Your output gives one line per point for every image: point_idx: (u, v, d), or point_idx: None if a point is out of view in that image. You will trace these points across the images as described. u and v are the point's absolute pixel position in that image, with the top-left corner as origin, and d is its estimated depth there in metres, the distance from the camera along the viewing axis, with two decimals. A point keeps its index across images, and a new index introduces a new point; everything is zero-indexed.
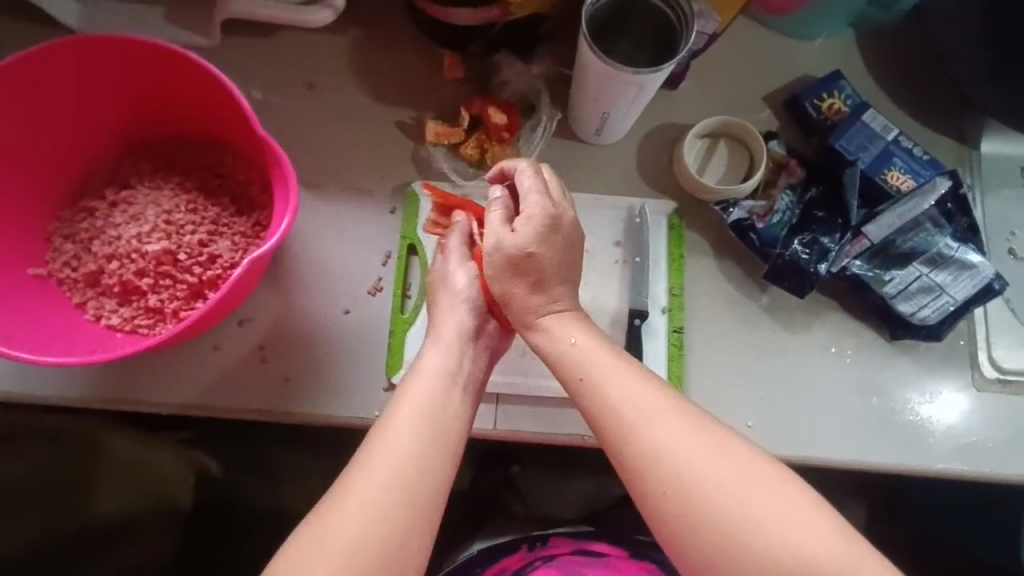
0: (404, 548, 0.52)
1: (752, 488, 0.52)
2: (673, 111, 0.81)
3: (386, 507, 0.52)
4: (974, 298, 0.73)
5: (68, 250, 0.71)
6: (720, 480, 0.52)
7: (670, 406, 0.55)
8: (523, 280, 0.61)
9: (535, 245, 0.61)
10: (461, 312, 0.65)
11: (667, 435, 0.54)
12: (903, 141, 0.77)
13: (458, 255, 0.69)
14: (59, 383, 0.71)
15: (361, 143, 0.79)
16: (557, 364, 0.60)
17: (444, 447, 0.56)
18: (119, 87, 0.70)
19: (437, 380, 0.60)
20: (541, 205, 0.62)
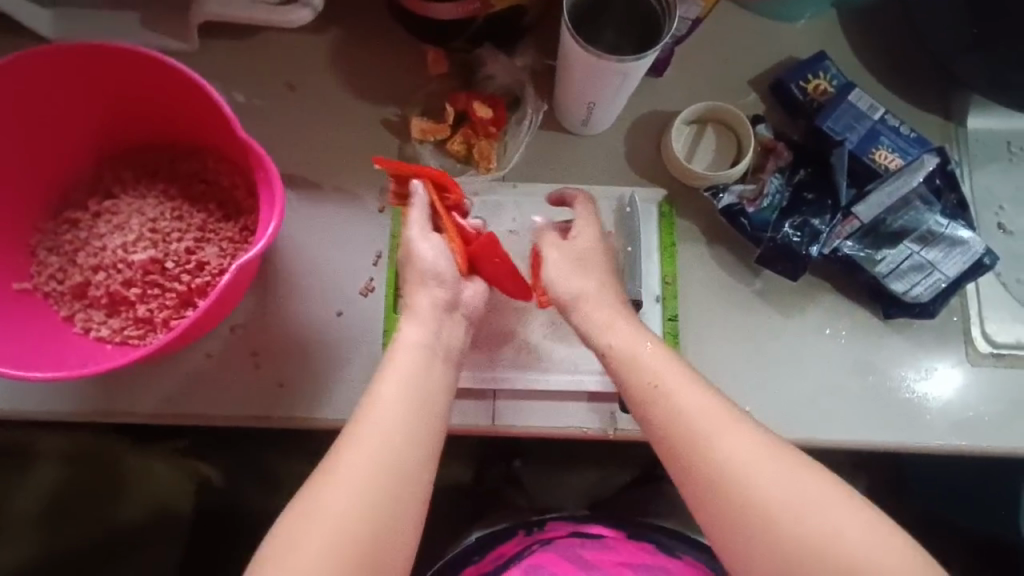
0: (395, 518, 0.51)
1: (824, 506, 0.50)
2: (659, 99, 0.81)
3: (372, 486, 0.51)
4: (965, 274, 0.73)
5: (52, 263, 0.69)
6: (788, 495, 0.51)
7: (733, 420, 0.55)
8: (581, 273, 0.66)
9: (590, 243, 0.68)
10: (432, 279, 0.63)
11: (739, 450, 0.53)
12: (889, 120, 0.77)
13: (420, 226, 0.65)
14: (51, 399, 0.70)
15: (346, 142, 0.79)
16: (623, 368, 0.60)
17: (429, 421, 0.56)
18: (96, 95, 0.69)
19: (421, 354, 0.59)
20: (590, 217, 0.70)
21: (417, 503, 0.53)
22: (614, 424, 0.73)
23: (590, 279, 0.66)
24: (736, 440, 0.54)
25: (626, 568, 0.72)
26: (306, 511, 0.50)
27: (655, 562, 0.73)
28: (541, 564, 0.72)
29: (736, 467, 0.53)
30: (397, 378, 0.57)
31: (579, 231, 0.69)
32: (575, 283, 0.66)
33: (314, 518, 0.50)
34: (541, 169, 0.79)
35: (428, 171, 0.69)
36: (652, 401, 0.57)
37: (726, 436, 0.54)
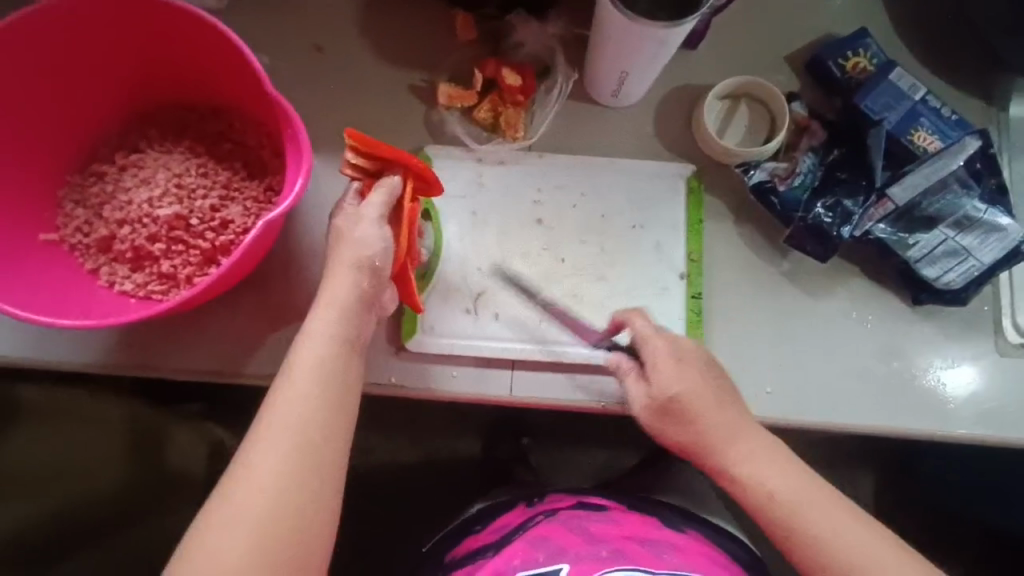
0: (310, 518, 0.52)
1: (821, 511, 0.59)
2: (692, 73, 0.79)
3: (274, 497, 0.51)
4: (1000, 262, 0.72)
5: (78, 216, 0.70)
6: (864, 556, 0.57)
7: (749, 435, 0.63)
8: (676, 425, 0.64)
9: (676, 387, 0.64)
10: (356, 266, 0.59)
11: (828, 520, 0.59)
12: (930, 101, 0.75)
13: (374, 215, 0.60)
14: (77, 350, 0.71)
15: (373, 107, 0.78)
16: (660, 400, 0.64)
17: (334, 422, 0.55)
18: (124, 47, 0.68)
19: (329, 347, 0.57)
20: (667, 344, 0.65)
21: (325, 508, 0.53)
22: None
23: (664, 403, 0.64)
24: (818, 507, 0.60)
25: (632, 541, 0.69)
26: (211, 525, 0.51)
27: (662, 537, 0.71)
28: (547, 536, 0.69)
29: (826, 539, 0.58)
30: (300, 378, 0.56)
31: (381, 254, 0.60)
32: (671, 435, 0.65)
33: (218, 533, 0.50)
34: (570, 141, 0.78)
35: (409, 160, 0.63)
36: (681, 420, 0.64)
37: (814, 512, 0.59)
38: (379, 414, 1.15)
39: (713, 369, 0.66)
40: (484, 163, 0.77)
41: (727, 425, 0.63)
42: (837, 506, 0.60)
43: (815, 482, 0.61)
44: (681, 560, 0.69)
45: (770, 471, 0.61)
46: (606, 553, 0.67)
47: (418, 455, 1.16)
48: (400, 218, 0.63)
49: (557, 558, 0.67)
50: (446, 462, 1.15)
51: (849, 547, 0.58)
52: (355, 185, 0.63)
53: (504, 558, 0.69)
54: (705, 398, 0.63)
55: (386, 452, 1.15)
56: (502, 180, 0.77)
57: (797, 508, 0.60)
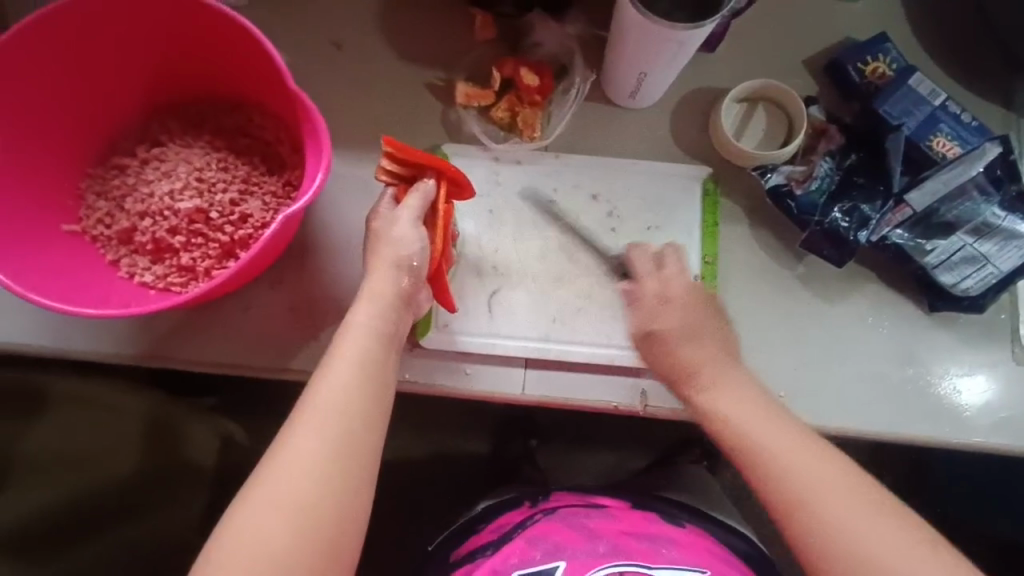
0: (345, 505, 0.52)
1: (823, 475, 0.54)
2: (710, 75, 0.79)
3: (313, 479, 0.52)
4: (1019, 269, 0.71)
5: (101, 207, 0.71)
6: (819, 489, 0.54)
7: (740, 385, 0.61)
8: (661, 359, 0.64)
9: (655, 323, 0.65)
10: (393, 264, 0.61)
11: (786, 449, 0.56)
12: (950, 106, 0.74)
13: (410, 215, 0.62)
14: (95, 340, 0.72)
15: (391, 105, 0.78)
16: (654, 326, 0.64)
17: (372, 411, 0.56)
18: (148, 42, 0.69)
19: (371, 339, 0.58)
20: (655, 282, 0.66)
21: (359, 494, 0.53)
22: (646, 400, 0.73)
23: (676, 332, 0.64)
24: (777, 436, 0.57)
25: (631, 537, 0.70)
26: (247, 504, 0.51)
27: (661, 532, 0.72)
28: (545, 534, 0.70)
29: (779, 467, 0.55)
30: (342, 366, 0.56)
31: (416, 252, 0.62)
32: (659, 364, 0.64)
33: (254, 512, 0.50)
34: (586, 141, 0.78)
35: (442, 163, 0.65)
36: (663, 350, 0.64)
37: (772, 441, 0.57)
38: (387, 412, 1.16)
39: (711, 312, 0.65)
40: (500, 162, 0.77)
41: (706, 364, 0.62)
42: (797, 439, 0.56)
43: (786, 420, 0.58)
44: (681, 555, 0.69)
45: (733, 399, 0.60)
46: (603, 549, 0.68)
47: (425, 453, 1.16)
48: (434, 220, 0.65)
49: (554, 555, 0.68)
50: (453, 461, 1.16)
51: (805, 477, 0.54)
52: (389, 190, 0.65)
53: (504, 557, 0.70)
54: (688, 337, 0.63)
55: (394, 449, 1.16)
56: (518, 179, 0.77)
57: (751, 433, 0.58)
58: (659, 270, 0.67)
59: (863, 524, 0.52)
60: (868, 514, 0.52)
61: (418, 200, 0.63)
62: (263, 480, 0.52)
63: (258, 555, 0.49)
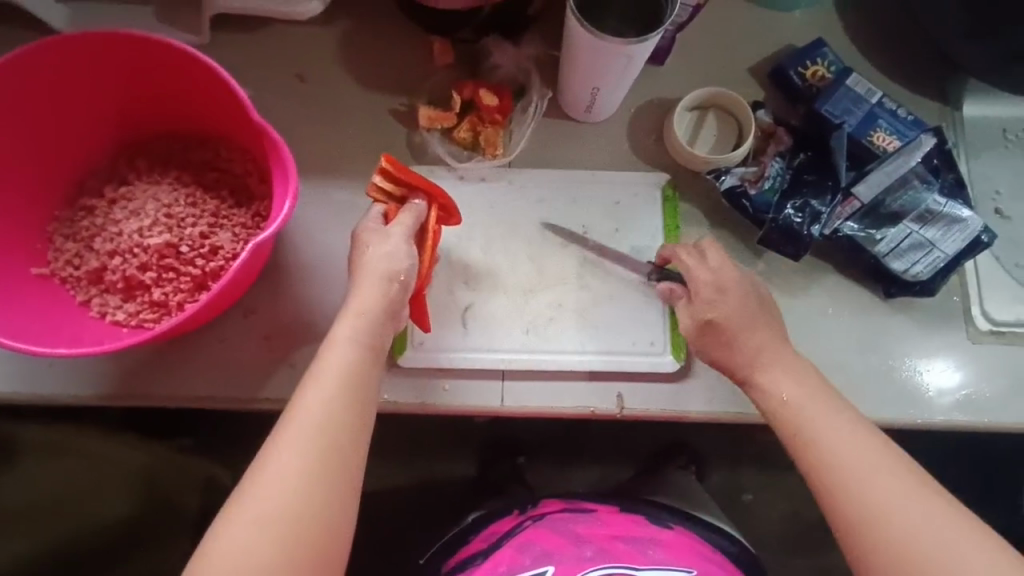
0: (326, 523, 0.52)
1: (864, 454, 0.57)
2: (662, 86, 0.82)
3: (301, 494, 0.52)
4: (964, 252, 0.75)
5: (69, 249, 0.71)
6: (861, 467, 0.57)
7: (783, 366, 0.64)
8: (717, 344, 0.66)
9: (712, 312, 0.66)
10: (380, 280, 0.62)
11: (831, 423, 0.60)
12: (886, 103, 0.78)
13: (401, 231, 0.64)
14: (66, 382, 0.72)
15: (356, 132, 0.80)
16: (704, 322, 0.66)
17: (356, 423, 0.56)
18: (112, 84, 0.70)
19: (354, 352, 0.59)
20: (703, 271, 0.68)
21: (346, 508, 0.54)
22: (623, 403, 0.74)
23: (727, 320, 0.65)
24: (827, 414, 0.60)
25: (618, 540, 0.71)
26: (232, 523, 0.51)
27: (648, 535, 0.74)
28: (534, 540, 0.72)
29: (822, 436, 0.59)
30: (323, 383, 0.57)
31: (410, 266, 0.63)
32: (711, 352, 0.66)
33: (240, 532, 0.51)
34: (547, 156, 0.81)
35: (429, 184, 0.69)
36: (710, 334, 0.66)
37: (827, 426, 0.59)
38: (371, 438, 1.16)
39: (759, 301, 0.67)
40: (465, 181, 0.80)
41: (751, 351, 0.65)
42: (844, 417, 0.60)
43: (840, 405, 0.61)
44: (666, 555, 0.70)
45: (786, 377, 0.63)
46: (590, 553, 0.69)
47: (411, 478, 1.16)
48: (423, 241, 0.68)
49: (542, 560, 0.69)
50: (440, 485, 1.15)
51: (846, 450, 0.58)
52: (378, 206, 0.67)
53: (493, 564, 0.71)
54: (751, 322, 0.65)
55: (379, 477, 1.15)
56: (482, 196, 0.79)
57: (796, 408, 0.61)
58: (710, 265, 0.68)
59: (906, 496, 0.55)
60: (900, 486, 0.56)
61: (410, 219, 0.65)
62: (248, 499, 0.52)
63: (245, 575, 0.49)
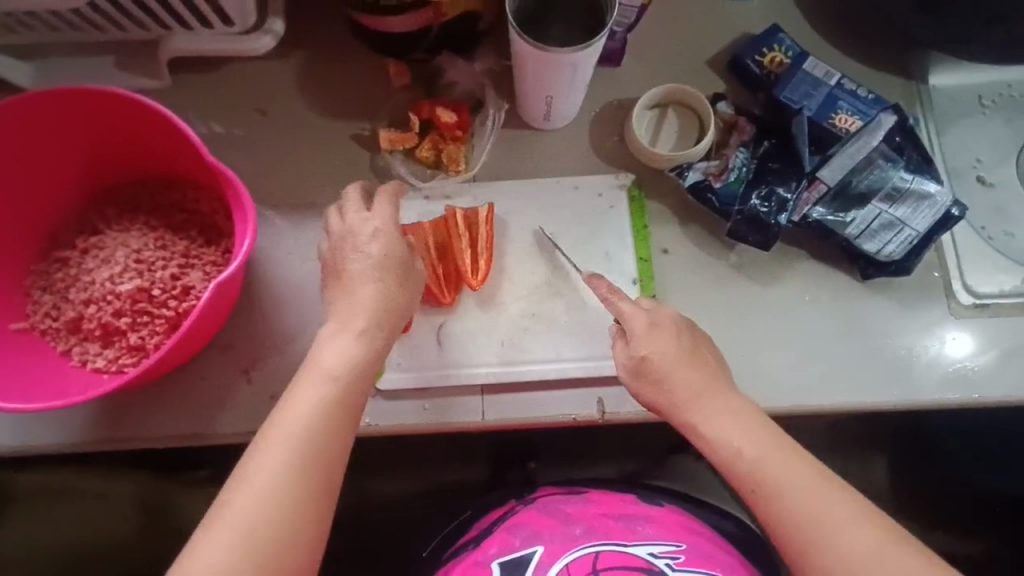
0: (304, 530, 0.54)
1: (816, 502, 0.57)
2: (620, 87, 0.82)
3: (288, 497, 0.54)
4: (936, 227, 0.74)
5: (46, 301, 0.72)
6: (826, 523, 0.56)
7: (732, 410, 0.62)
8: (649, 385, 0.64)
9: (647, 349, 0.64)
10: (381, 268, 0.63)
11: (789, 478, 0.58)
12: (846, 84, 0.78)
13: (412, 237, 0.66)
14: (55, 431, 0.73)
15: (321, 159, 0.81)
16: (652, 359, 0.63)
17: (340, 438, 0.58)
18: (74, 137, 0.72)
19: (342, 367, 0.59)
20: (645, 312, 0.66)
21: (323, 517, 0.55)
22: (603, 408, 0.74)
23: (669, 360, 0.63)
24: (786, 465, 0.59)
25: (607, 518, 0.71)
26: (218, 523, 0.53)
27: (638, 510, 0.72)
28: (524, 522, 0.72)
29: (778, 486, 0.58)
30: (312, 397, 0.58)
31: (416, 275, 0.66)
32: (644, 393, 0.64)
33: (226, 537, 0.52)
34: (511, 167, 0.81)
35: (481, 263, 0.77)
36: (644, 371, 0.64)
37: (778, 475, 0.58)
38: (380, 453, 1.16)
39: (693, 344, 0.65)
40: (430, 199, 0.80)
41: (690, 390, 0.63)
42: (794, 461, 0.59)
43: (782, 441, 0.60)
44: (655, 531, 0.70)
45: (733, 427, 0.61)
46: (580, 531, 0.70)
47: (423, 490, 1.15)
48: (478, 269, 0.77)
49: (531, 541, 0.69)
50: (451, 497, 1.15)
51: (813, 507, 0.57)
52: (385, 230, 0.65)
53: (483, 548, 0.71)
54: (678, 362, 0.63)
55: (389, 491, 1.16)
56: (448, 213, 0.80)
57: (757, 461, 0.59)
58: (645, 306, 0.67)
59: (878, 550, 0.55)
60: (853, 530, 0.55)
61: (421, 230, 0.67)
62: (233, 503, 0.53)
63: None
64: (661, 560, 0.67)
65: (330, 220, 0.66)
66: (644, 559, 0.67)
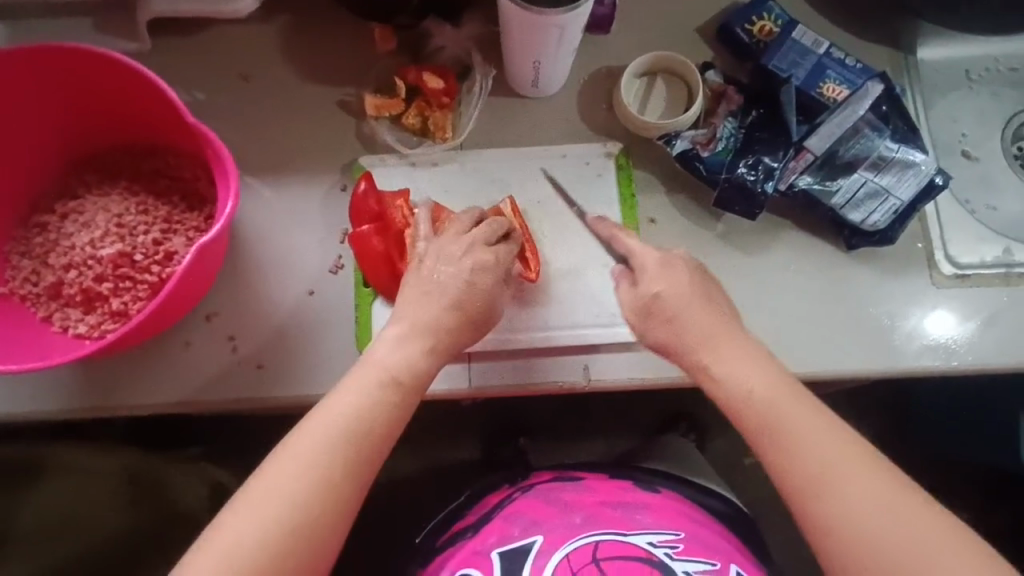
0: (316, 539, 0.53)
1: (823, 437, 0.58)
2: (608, 56, 0.82)
3: (307, 503, 0.53)
4: (919, 197, 0.74)
5: (25, 267, 0.71)
6: (833, 458, 0.57)
7: (753, 356, 0.63)
8: (658, 323, 0.66)
9: (657, 284, 0.66)
10: (456, 280, 0.64)
11: (799, 420, 0.59)
12: (834, 53, 0.77)
13: (482, 247, 0.67)
14: (37, 398, 0.73)
15: (305, 126, 0.80)
16: (673, 300, 0.65)
17: (369, 457, 0.57)
18: (51, 98, 0.70)
19: (380, 384, 0.59)
20: (657, 254, 0.68)
21: (339, 527, 0.55)
22: (589, 376, 0.75)
23: (682, 295, 0.65)
24: (795, 403, 0.60)
25: (605, 506, 0.67)
26: (235, 514, 0.53)
27: (634, 498, 0.69)
28: (522, 511, 0.68)
29: (786, 427, 0.59)
30: (345, 407, 0.57)
31: (495, 291, 0.66)
32: (652, 332, 0.66)
33: (242, 529, 0.52)
34: (499, 135, 0.80)
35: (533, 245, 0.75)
36: (656, 308, 0.66)
37: (788, 413, 0.59)
38: None
39: (704, 287, 0.66)
40: (417, 167, 0.79)
41: (703, 330, 0.64)
42: (806, 403, 0.60)
43: (792, 383, 0.61)
44: (653, 519, 0.66)
45: (745, 365, 0.62)
46: (579, 520, 0.65)
47: (415, 465, 1.15)
48: (527, 261, 0.74)
49: (531, 531, 0.65)
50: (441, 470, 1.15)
51: (819, 446, 0.58)
52: (478, 251, 0.66)
53: (483, 536, 0.67)
54: (689, 301, 0.65)
55: None
56: (435, 180, 0.79)
57: (763, 399, 0.60)
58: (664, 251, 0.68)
59: (888, 498, 0.55)
60: (857, 468, 0.56)
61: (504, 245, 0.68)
62: (251, 501, 0.53)
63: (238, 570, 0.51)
64: (660, 550, 0.62)
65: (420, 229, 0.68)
66: (644, 549, 0.62)
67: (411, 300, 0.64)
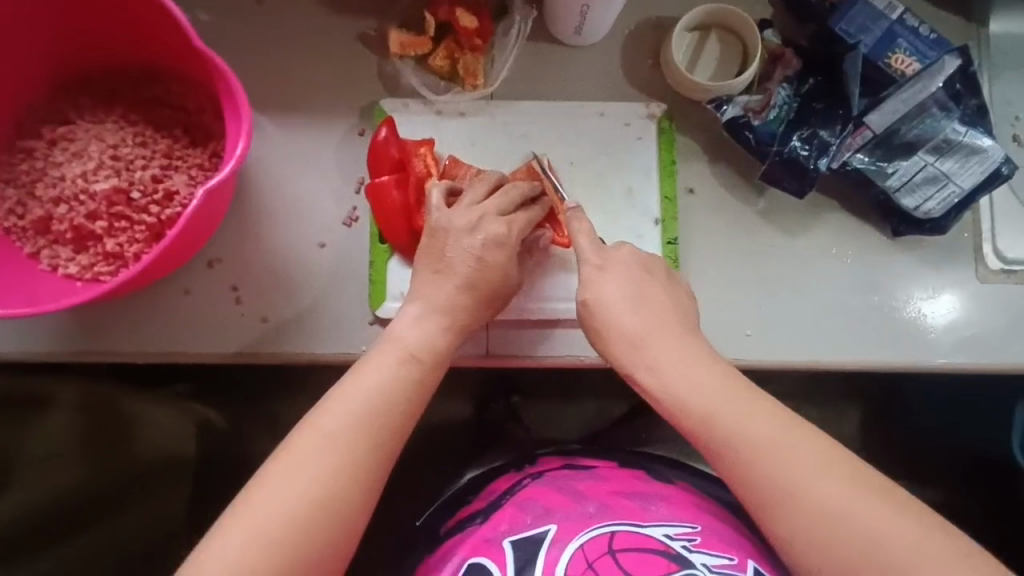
0: (344, 520, 0.50)
1: (780, 446, 0.51)
2: (660, 5, 0.74)
3: (332, 483, 0.50)
4: (982, 185, 0.69)
5: (10, 197, 0.65)
6: (792, 470, 0.50)
7: (697, 360, 0.56)
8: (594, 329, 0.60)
9: (589, 291, 0.60)
10: (469, 254, 0.60)
11: (752, 429, 0.52)
12: (908, 20, 0.71)
13: (501, 218, 0.62)
14: (23, 338, 0.68)
15: (322, 60, 0.73)
16: (604, 307, 0.59)
17: (392, 436, 0.53)
18: (38, 6, 0.62)
19: (400, 359, 0.56)
20: (593, 248, 0.62)
21: (364, 509, 0.51)
22: None
23: (619, 299, 0.59)
24: (744, 410, 0.53)
25: (621, 496, 0.65)
26: (259, 492, 0.49)
27: (650, 490, 0.67)
28: (534, 499, 0.65)
29: (737, 438, 0.52)
30: (367, 384, 0.54)
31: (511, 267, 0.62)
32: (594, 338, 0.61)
33: (264, 511, 0.48)
34: (533, 86, 0.74)
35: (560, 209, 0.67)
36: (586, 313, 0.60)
37: (740, 421, 0.52)
38: None
39: (643, 285, 0.60)
40: (442, 116, 0.73)
41: (644, 332, 0.58)
42: (756, 408, 0.53)
43: (742, 387, 0.54)
44: (669, 511, 0.64)
45: (687, 372, 0.55)
46: (593, 509, 0.63)
47: None
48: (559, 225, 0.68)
49: (544, 519, 0.62)
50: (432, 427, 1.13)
51: (774, 457, 0.50)
52: (490, 222, 0.61)
53: (493, 524, 0.64)
54: (623, 304, 0.59)
55: None
56: (461, 132, 0.73)
57: (711, 408, 0.53)
58: (601, 247, 0.62)
59: (846, 505, 0.48)
60: (820, 477, 0.49)
61: (521, 216, 0.63)
62: (274, 480, 0.49)
63: (262, 551, 0.47)
64: (677, 542, 0.59)
65: (433, 199, 0.63)
66: (660, 540, 0.59)
67: (423, 279, 0.61)
